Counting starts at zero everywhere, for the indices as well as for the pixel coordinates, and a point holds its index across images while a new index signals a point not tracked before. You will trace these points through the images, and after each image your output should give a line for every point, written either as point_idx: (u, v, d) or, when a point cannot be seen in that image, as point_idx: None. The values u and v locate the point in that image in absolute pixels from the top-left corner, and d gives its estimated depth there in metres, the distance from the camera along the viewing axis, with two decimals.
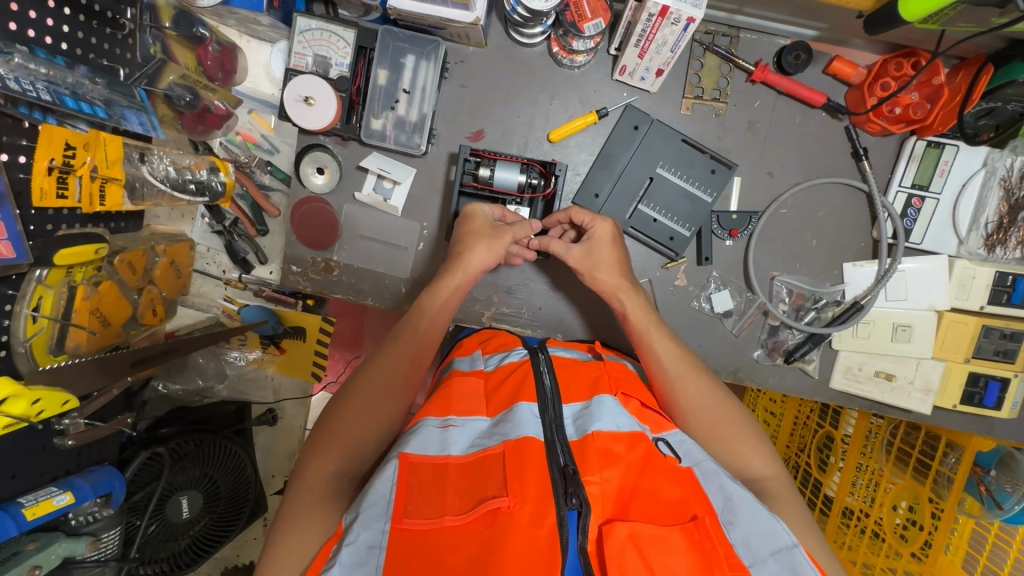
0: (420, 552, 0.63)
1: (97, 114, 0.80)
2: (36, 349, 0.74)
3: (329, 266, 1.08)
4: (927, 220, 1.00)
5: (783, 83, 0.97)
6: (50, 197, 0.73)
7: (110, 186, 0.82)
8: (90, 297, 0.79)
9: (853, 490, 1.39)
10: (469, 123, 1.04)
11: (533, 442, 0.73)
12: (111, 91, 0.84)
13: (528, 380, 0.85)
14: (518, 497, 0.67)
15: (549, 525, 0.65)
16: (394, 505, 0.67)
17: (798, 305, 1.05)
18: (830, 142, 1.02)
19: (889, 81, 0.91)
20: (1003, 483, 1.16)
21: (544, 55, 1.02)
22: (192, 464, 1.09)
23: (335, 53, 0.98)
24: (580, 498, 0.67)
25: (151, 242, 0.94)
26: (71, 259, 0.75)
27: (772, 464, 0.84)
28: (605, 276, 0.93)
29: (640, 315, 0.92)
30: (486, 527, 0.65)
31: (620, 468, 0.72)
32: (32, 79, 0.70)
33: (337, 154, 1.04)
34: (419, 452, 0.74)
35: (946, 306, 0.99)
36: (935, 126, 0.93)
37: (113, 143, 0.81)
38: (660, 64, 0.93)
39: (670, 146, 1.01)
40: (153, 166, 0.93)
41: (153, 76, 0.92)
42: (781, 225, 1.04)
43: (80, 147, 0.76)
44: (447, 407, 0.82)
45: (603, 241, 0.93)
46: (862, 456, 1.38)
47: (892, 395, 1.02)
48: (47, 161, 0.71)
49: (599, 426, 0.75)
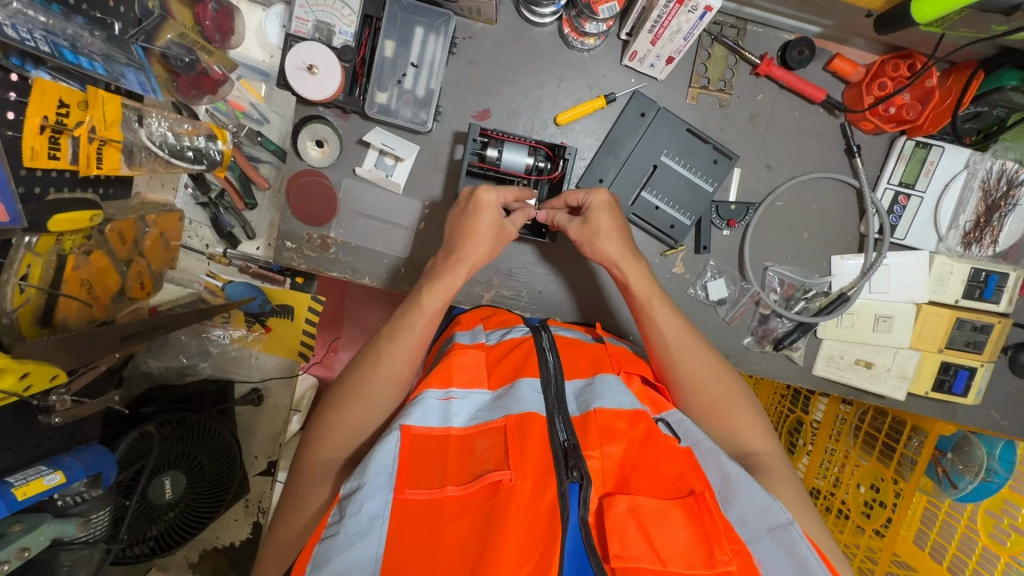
0: (422, 522, 0.66)
1: (96, 70, 0.74)
2: (21, 322, 0.67)
3: (325, 243, 1.06)
4: (911, 217, 1.05)
5: (786, 77, 1.00)
6: (42, 156, 0.67)
7: (108, 149, 0.76)
8: (81, 267, 0.74)
9: (821, 473, 1.51)
10: (475, 102, 1.02)
11: (535, 418, 0.74)
12: (109, 45, 0.78)
13: (531, 358, 0.85)
14: (520, 471, 0.69)
15: (551, 497, 0.67)
16: (396, 473, 0.70)
17: (788, 295, 1.09)
18: (825, 139, 1.05)
19: (886, 82, 0.96)
20: (958, 465, 1.26)
21: (553, 37, 1.01)
22: (172, 443, 1.06)
23: (339, 20, 0.94)
24: (581, 471, 0.69)
25: (140, 212, 0.88)
26: (66, 228, 0.70)
27: (766, 437, 0.86)
28: (604, 245, 0.92)
29: (643, 288, 0.92)
30: (487, 498, 0.67)
31: (621, 445, 0.74)
32: (31, 27, 0.65)
33: (337, 126, 1.01)
34: (420, 423, 0.75)
35: (925, 299, 1.03)
36: (925, 127, 0.98)
37: (112, 103, 0.75)
38: (672, 52, 0.93)
39: (674, 135, 1.02)
40: (151, 130, 0.85)
41: (151, 33, 0.85)
42: (774, 217, 1.08)
43: (75, 105, 0.70)
44: (448, 378, 0.82)
45: (601, 209, 0.91)
46: (831, 440, 1.49)
47: (868, 382, 1.08)
48: (40, 118, 0.66)
49: (604, 404, 0.76)
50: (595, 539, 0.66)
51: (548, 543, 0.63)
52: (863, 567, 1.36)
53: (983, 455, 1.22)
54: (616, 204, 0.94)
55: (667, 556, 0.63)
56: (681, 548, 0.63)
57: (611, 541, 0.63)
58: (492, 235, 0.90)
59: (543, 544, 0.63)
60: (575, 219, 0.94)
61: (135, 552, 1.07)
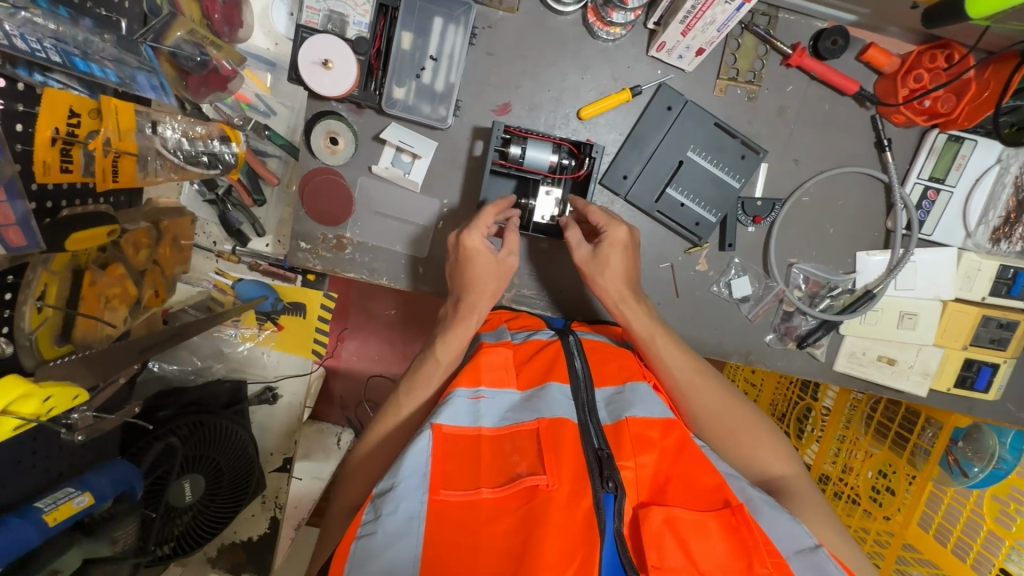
0: (458, 524, 0.65)
1: (109, 77, 0.68)
2: (41, 341, 0.65)
3: (341, 244, 1.03)
4: (940, 212, 1.02)
5: (818, 68, 0.96)
6: (55, 170, 0.63)
7: (124, 160, 0.72)
8: (99, 282, 0.72)
9: (831, 458, 1.53)
10: (495, 95, 0.98)
11: (568, 423, 0.73)
12: (120, 49, 0.72)
13: (559, 360, 0.85)
14: (555, 476, 0.68)
15: (587, 505, 0.66)
16: (431, 475, 0.68)
17: (813, 292, 1.07)
18: (856, 132, 1.02)
19: (922, 73, 0.93)
20: (968, 452, 1.25)
21: (576, 25, 0.96)
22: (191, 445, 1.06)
23: (353, 10, 0.89)
24: (616, 482, 0.68)
25: (153, 218, 0.85)
26: (83, 246, 0.66)
27: (788, 461, 0.85)
28: (608, 282, 0.89)
29: (644, 325, 0.89)
30: (524, 503, 0.66)
31: (654, 455, 0.74)
32: (39, 36, 0.59)
33: (351, 122, 0.97)
34: (450, 421, 0.73)
35: (951, 296, 1.02)
36: (960, 121, 0.95)
37: (125, 111, 0.70)
38: (703, 43, 0.89)
39: (701, 129, 0.99)
40: (166, 135, 0.80)
41: (160, 32, 0.78)
42: (801, 212, 1.05)
43: (86, 113, 0.65)
44: (477, 377, 0.81)
45: (615, 246, 0.88)
46: (842, 427, 1.50)
47: (890, 378, 1.08)
48: (51, 130, 0.61)
49: (635, 412, 0.76)
50: (631, 550, 0.66)
51: (589, 550, 0.62)
52: (875, 549, 1.40)
53: (995, 443, 1.21)
54: (632, 244, 0.91)
55: (703, 567, 0.63)
56: (717, 560, 0.63)
57: (648, 552, 0.63)
58: (494, 278, 0.89)
59: (583, 551, 0.62)
60: (586, 242, 0.90)
61: (163, 551, 1.06)
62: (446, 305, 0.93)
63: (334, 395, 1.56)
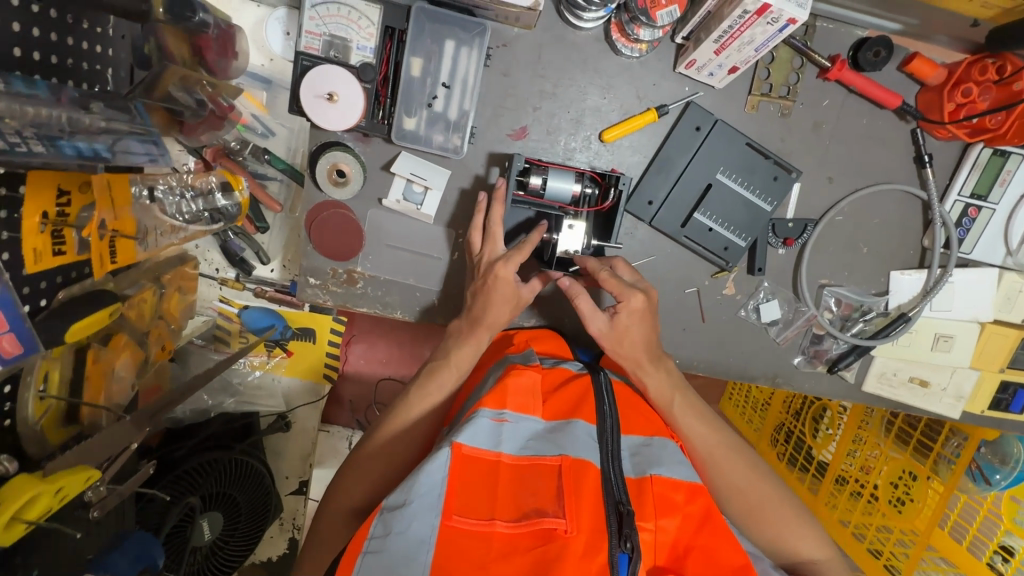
0: (467, 557, 0.59)
1: (100, 154, 0.63)
2: (47, 425, 0.62)
3: (352, 278, 0.98)
4: (980, 230, 0.98)
5: (858, 82, 0.88)
6: (47, 255, 0.60)
7: (121, 241, 0.69)
8: (104, 358, 0.69)
9: (851, 456, 1.44)
10: (511, 118, 0.91)
11: (593, 470, 0.67)
12: (111, 112, 0.66)
13: (589, 398, 0.77)
14: (574, 521, 0.62)
15: (601, 562, 0.60)
16: (445, 497, 0.62)
17: (845, 315, 1.03)
18: (895, 146, 0.96)
19: (971, 87, 0.85)
20: (990, 456, 1.25)
21: (598, 41, 0.88)
22: (208, 480, 1.01)
23: (356, 34, 0.82)
24: (634, 543, 0.61)
25: (158, 275, 0.81)
26: (83, 334, 0.63)
27: (819, 542, 0.82)
28: (627, 351, 0.86)
29: (665, 395, 0.86)
30: (539, 545, 0.60)
31: (676, 518, 0.68)
32: (16, 127, 0.53)
33: (359, 153, 0.91)
34: (471, 443, 0.67)
35: (990, 318, 0.99)
36: (1008, 138, 0.87)
37: (120, 184, 0.68)
38: (737, 62, 0.83)
39: (731, 150, 0.93)
40: (166, 202, 0.79)
41: (151, 84, 0.72)
42: (834, 232, 1.00)
43: (75, 189, 0.62)
44: (503, 399, 0.73)
45: (634, 316, 0.84)
46: (860, 429, 1.43)
47: (922, 400, 1.05)
48: (39, 215, 0.57)
49: (661, 471, 0.70)
50: None
51: None
52: (888, 560, 1.34)
53: (1018, 447, 1.22)
54: (652, 311, 0.86)
55: None
56: None
57: None
58: (509, 305, 0.84)
59: None
60: (600, 312, 0.85)
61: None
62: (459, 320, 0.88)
63: (342, 398, 1.39)
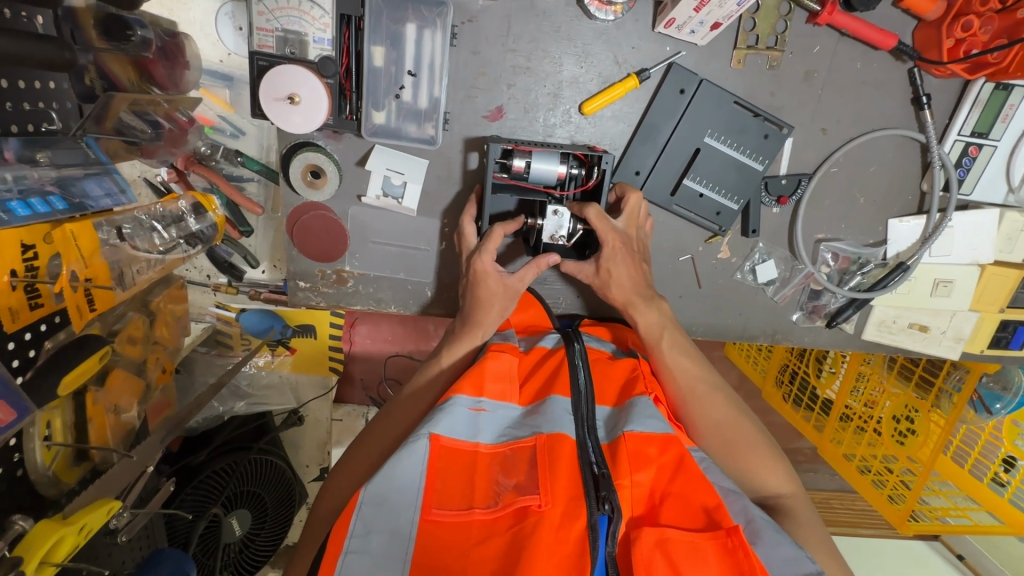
0: (449, 547, 0.59)
1: (56, 206, 0.63)
2: (60, 469, 0.69)
3: (341, 278, 0.97)
4: (981, 169, 0.94)
5: (850, 24, 0.83)
6: (23, 311, 0.59)
7: (98, 290, 0.68)
8: (101, 399, 0.74)
9: (855, 393, 1.36)
10: (486, 99, 0.87)
11: (565, 440, 0.67)
12: (60, 169, 0.67)
13: (563, 371, 0.78)
14: (549, 495, 0.62)
15: (580, 528, 0.61)
16: (423, 491, 0.62)
17: (842, 269, 1.02)
18: (890, 89, 0.91)
19: (972, 19, 0.79)
20: (991, 384, 1.22)
21: (570, 5, 0.82)
22: (232, 479, 1.01)
23: (310, 26, 0.78)
24: (612, 503, 0.62)
25: (145, 299, 0.84)
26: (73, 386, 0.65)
27: (788, 479, 0.79)
28: (616, 294, 0.86)
29: (651, 329, 0.85)
30: (515, 524, 0.61)
31: (651, 471, 0.68)
32: None
33: (331, 151, 0.87)
34: (449, 433, 0.67)
35: (990, 260, 0.98)
36: (1011, 70, 0.82)
37: (84, 231, 0.65)
38: (719, 18, 0.78)
39: (719, 109, 0.88)
40: (135, 240, 0.77)
41: (101, 116, 0.73)
42: (828, 185, 0.97)
43: (39, 241, 0.59)
44: (480, 385, 0.73)
45: (616, 264, 0.84)
46: (864, 363, 1.36)
47: (921, 345, 1.05)
48: (8, 276, 0.56)
49: (634, 427, 0.70)
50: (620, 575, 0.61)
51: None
52: (893, 495, 1.31)
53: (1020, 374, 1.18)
54: (637, 257, 0.87)
55: None
56: None
57: None
58: (498, 305, 0.83)
59: None
60: (586, 264, 0.88)
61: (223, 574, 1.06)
62: (452, 323, 0.88)
63: (353, 377, 1.34)
